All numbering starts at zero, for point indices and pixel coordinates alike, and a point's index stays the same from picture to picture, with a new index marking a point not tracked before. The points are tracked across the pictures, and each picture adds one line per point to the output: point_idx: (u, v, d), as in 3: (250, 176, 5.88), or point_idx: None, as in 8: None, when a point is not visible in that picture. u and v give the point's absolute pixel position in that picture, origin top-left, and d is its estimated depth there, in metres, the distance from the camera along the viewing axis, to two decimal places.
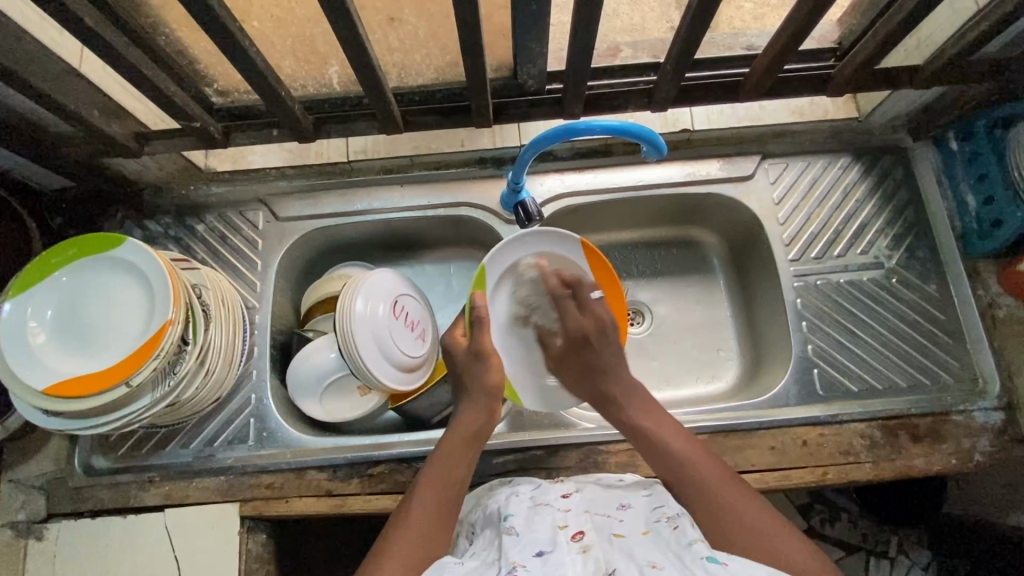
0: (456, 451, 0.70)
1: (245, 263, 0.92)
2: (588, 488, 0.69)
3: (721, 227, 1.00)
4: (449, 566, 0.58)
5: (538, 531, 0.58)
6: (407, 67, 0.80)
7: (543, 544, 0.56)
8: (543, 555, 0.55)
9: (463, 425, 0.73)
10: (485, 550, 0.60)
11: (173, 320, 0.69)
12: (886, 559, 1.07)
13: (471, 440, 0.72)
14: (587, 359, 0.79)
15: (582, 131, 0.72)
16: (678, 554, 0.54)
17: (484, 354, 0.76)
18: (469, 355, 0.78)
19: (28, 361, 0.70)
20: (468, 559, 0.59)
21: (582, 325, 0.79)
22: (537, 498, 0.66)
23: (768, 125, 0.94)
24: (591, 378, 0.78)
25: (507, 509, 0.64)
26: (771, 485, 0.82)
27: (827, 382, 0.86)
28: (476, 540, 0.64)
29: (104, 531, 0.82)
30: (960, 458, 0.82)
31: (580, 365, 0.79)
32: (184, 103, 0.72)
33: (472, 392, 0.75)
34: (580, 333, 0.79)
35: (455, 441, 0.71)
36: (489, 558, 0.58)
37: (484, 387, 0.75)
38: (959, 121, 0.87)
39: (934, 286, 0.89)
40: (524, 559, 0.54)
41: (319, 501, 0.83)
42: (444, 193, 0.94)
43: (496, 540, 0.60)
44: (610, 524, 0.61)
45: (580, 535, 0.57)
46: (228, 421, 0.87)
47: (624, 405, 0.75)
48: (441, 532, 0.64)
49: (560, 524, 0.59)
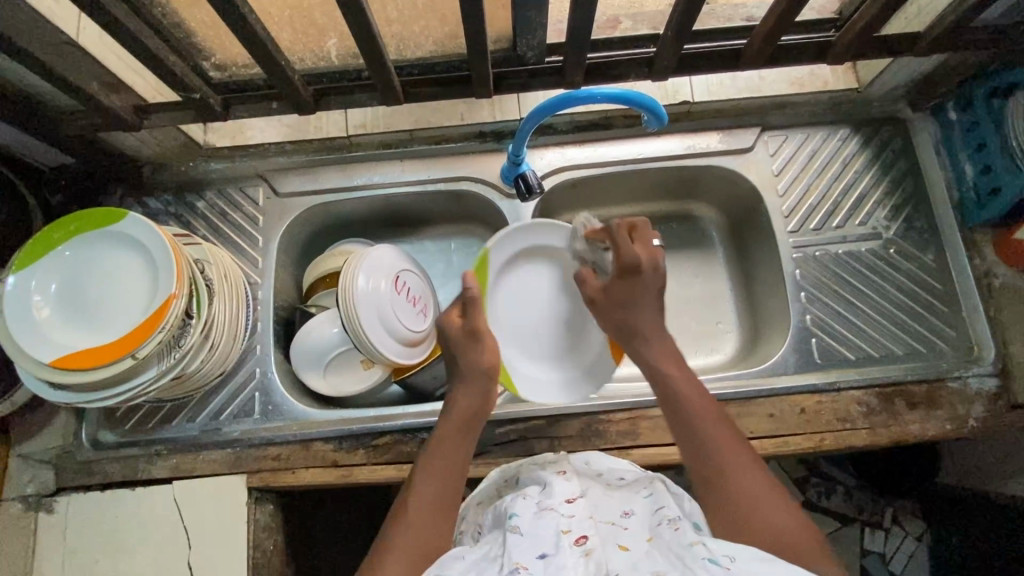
0: (450, 439, 0.71)
1: (246, 239, 0.92)
2: (591, 490, 0.69)
3: (722, 201, 1.01)
4: (450, 563, 0.60)
5: (541, 534, 0.59)
6: (406, 39, 0.79)
7: (546, 545, 0.58)
8: (545, 557, 0.57)
9: (457, 408, 0.73)
10: (489, 543, 0.62)
11: (177, 294, 0.70)
12: (881, 530, 1.12)
13: (465, 423, 0.73)
14: (637, 292, 0.77)
15: (584, 98, 0.72)
16: (680, 555, 0.57)
17: (475, 336, 0.76)
18: (462, 336, 0.76)
19: (31, 333, 0.70)
20: (470, 552, 0.61)
21: (637, 257, 0.76)
22: (542, 500, 0.64)
23: (769, 97, 0.94)
24: (624, 308, 0.77)
25: (512, 509, 0.63)
26: (771, 452, 0.83)
27: (825, 351, 0.87)
28: (484, 534, 0.66)
29: (114, 502, 0.83)
30: (955, 423, 0.83)
31: (628, 293, 0.77)
32: (182, 72, 0.72)
33: (467, 376, 0.75)
34: (635, 265, 0.76)
35: (449, 428, 0.72)
36: (493, 554, 0.60)
37: (474, 367, 0.75)
38: (959, 91, 0.87)
39: (931, 256, 0.90)
40: (527, 561, 0.57)
41: (326, 472, 0.85)
42: (444, 168, 0.95)
43: (500, 537, 0.62)
44: (614, 533, 0.62)
45: (582, 539, 0.59)
46: (234, 395, 0.87)
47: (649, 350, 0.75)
48: (443, 524, 0.66)
49: (563, 529, 0.60)
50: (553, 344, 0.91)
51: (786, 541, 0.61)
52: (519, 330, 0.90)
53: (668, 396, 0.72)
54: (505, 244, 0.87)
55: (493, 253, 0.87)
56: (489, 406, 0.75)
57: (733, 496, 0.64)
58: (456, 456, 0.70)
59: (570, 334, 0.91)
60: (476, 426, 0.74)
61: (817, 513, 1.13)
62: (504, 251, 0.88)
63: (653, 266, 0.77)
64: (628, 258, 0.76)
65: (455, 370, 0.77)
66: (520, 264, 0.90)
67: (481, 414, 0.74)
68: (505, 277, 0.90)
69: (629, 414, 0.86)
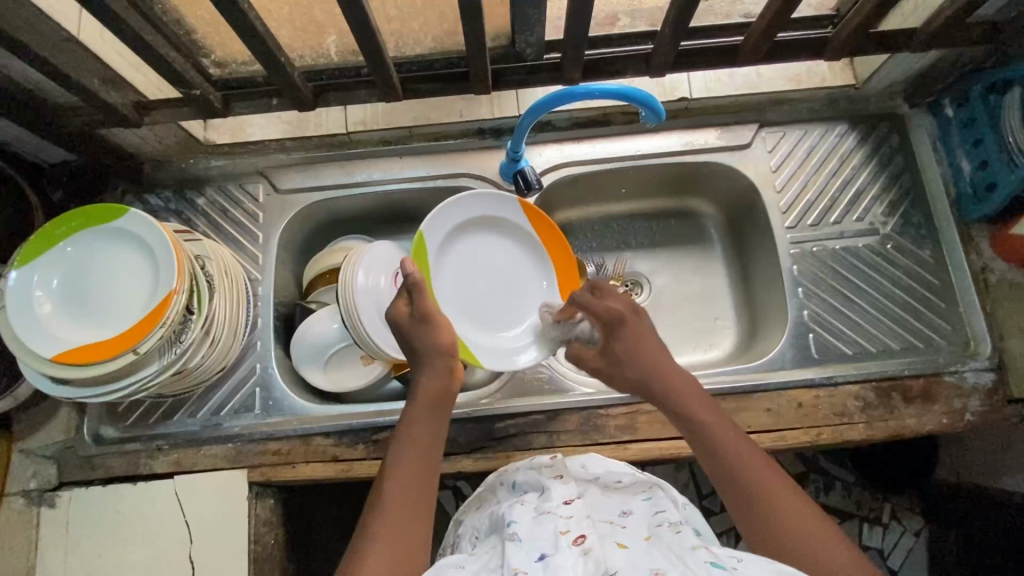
0: (419, 424, 0.70)
1: (246, 236, 0.93)
2: (588, 492, 0.70)
3: (719, 197, 1.01)
4: (449, 570, 0.59)
5: (541, 538, 0.59)
6: (405, 36, 0.80)
7: (545, 547, 0.58)
8: (544, 559, 0.56)
9: (422, 392, 0.72)
10: (487, 554, 0.62)
11: (178, 290, 0.70)
12: (879, 525, 1.13)
13: (432, 406, 0.71)
14: (630, 345, 0.74)
15: (582, 94, 0.73)
16: (681, 557, 0.56)
17: (429, 317, 0.73)
18: (412, 323, 0.73)
19: (32, 328, 0.71)
20: (469, 562, 0.61)
21: (615, 310, 0.75)
22: (539, 506, 0.65)
23: (766, 92, 0.93)
24: (629, 364, 0.74)
25: (511, 515, 0.64)
26: (768, 446, 0.83)
27: (823, 346, 0.88)
28: (482, 545, 0.66)
29: (115, 497, 0.83)
30: (951, 417, 0.84)
31: (624, 349, 0.74)
32: (182, 68, 0.72)
33: (428, 357, 0.73)
34: (614, 318, 0.74)
35: (415, 413, 0.71)
36: (492, 564, 0.59)
37: (437, 349, 0.73)
38: (954, 88, 0.87)
39: (928, 252, 0.91)
40: (526, 565, 0.56)
41: (326, 466, 0.85)
42: (443, 165, 0.95)
43: (499, 547, 0.62)
44: (612, 532, 0.62)
45: (580, 539, 0.59)
46: (235, 390, 0.88)
47: (668, 386, 0.71)
48: (418, 512, 0.65)
49: (561, 530, 0.60)
50: (504, 309, 0.88)
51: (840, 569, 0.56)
52: (469, 303, 0.87)
53: (698, 434, 0.68)
54: (439, 220, 0.84)
55: (429, 233, 0.83)
56: (455, 385, 0.74)
57: (782, 529, 0.59)
58: (426, 439, 0.70)
59: (516, 294, 0.89)
60: (444, 408, 0.72)
61: None
62: (440, 228, 0.84)
63: (633, 318, 0.75)
64: (604, 315, 0.75)
65: (412, 356, 0.74)
66: (457, 237, 0.87)
67: (448, 393, 0.73)
68: (445, 254, 0.86)
69: (628, 408, 0.86)
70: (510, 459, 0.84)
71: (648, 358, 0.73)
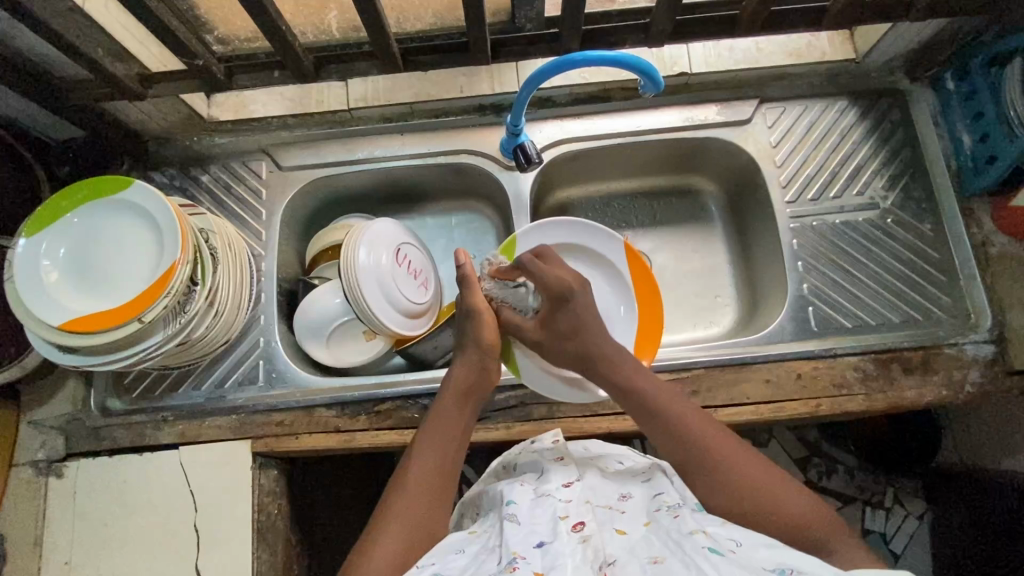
0: (450, 410, 0.72)
1: (249, 212, 0.94)
2: (589, 474, 0.70)
3: (720, 175, 1.02)
4: (449, 555, 0.60)
5: (539, 523, 0.59)
6: (407, 11, 0.81)
7: (544, 535, 0.57)
8: (543, 546, 0.56)
9: (453, 382, 0.75)
10: (488, 534, 0.62)
11: (181, 260, 0.71)
12: (881, 509, 1.13)
13: (463, 397, 0.74)
14: (569, 316, 0.77)
15: (578, 62, 0.73)
16: (679, 543, 0.56)
17: (474, 312, 0.78)
18: (463, 317, 0.79)
19: (42, 295, 0.72)
20: (467, 545, 0.62)
21: (563, 280, 0.77)
22: (539, 488, 0.65)
23: (766, 68, 0.94)
24: (571, 335, 0.76)
25: (510, 496, 0.64)
26: (767, 417, 0.84)
27: (822, 319, 0.88)
28: (481, 525, 0.66)
29: (121, 467, 0.84)
30: (951, 389, 0.84)
31: (569, 320, 0.77)
32: (185, 38, 0.73)
33: (464, 349, 0.77)
34: (563, 289, 0.77)
35: (447, 401, 0.73)
36: (491, 546, 0.60)
37: (475, 343, 0.77)
38: (956, 59, 0.89)
39: (928, 226, 0.90)
40: (525, 551, 0.56)
41: (329, 437, 0.86)
42: (444, 141, 0.96)
43: (498, 526, 0.62)
44: (612, 517, 0.62)
45: (580, 526, 0.59)
46: (239, 363, 0.89)
47: (609, 354, 0.74)
48: (440, 497, 0.66)
49: (561, 514, 0.60)
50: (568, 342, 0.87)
51: (797, 519, 0.62)
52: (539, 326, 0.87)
53: (640, 407, 0.70)
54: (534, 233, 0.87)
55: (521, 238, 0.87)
56: (488, 386, 0.77)
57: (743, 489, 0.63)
58: (455, 429, 0.71)
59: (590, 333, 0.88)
60: (473, 402, 0.75)
61: (818, 493, 1.14)
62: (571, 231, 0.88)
63: (580, 288, 0.78)
64: (552, 284, 0.77)
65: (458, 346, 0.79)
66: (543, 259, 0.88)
67: (478, 385, 0.75)
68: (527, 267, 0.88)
69: None
70: (511, 430, 0.85)
71: (587, 330, 0.76)
